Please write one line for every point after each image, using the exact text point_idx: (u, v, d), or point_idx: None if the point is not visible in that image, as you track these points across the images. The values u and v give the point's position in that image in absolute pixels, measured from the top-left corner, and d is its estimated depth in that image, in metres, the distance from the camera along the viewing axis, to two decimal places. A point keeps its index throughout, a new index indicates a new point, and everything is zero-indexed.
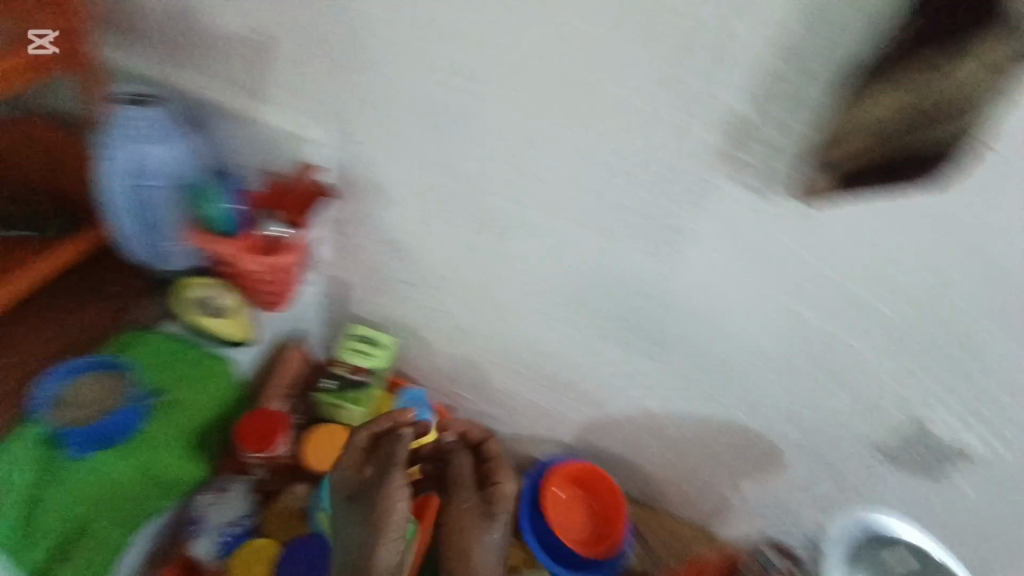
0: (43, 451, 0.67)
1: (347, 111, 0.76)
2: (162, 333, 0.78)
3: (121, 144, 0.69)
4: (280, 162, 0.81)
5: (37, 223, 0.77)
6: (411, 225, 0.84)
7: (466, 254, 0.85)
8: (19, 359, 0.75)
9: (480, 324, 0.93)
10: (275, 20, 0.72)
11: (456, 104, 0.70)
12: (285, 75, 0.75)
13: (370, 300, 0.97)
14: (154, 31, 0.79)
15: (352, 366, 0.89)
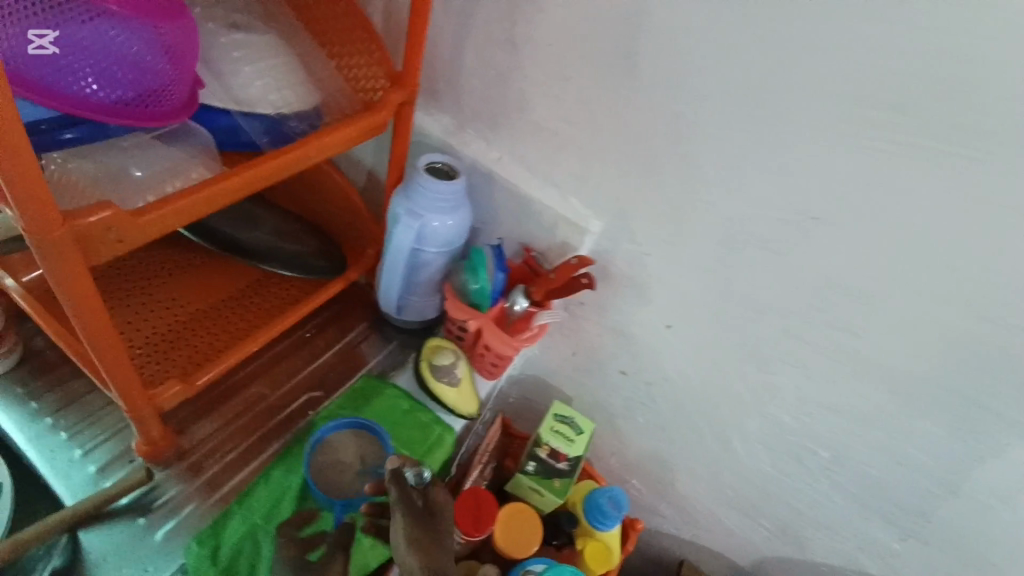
0: (295, 507, 0.62)
1: (655, 216, 0.66)
2: (395, 389, 0.76)
3: (412, 212, 0.69)
4: (551, 245, 0.75)
5: (307, 256, 0.77)
6: (656, 332, 0.78)
7: (716, 375, 0.77)
8: (261, 390, 0.74)
9: (693, 439, 0.87)
10: (604, 119, 0.63)
11: (794, 243, 0.59)
12: (593, 173, 0.68)
13: (579, 380, 0.94)
14: (455, 94, 0.72)
15: (552, 449, 0.84)
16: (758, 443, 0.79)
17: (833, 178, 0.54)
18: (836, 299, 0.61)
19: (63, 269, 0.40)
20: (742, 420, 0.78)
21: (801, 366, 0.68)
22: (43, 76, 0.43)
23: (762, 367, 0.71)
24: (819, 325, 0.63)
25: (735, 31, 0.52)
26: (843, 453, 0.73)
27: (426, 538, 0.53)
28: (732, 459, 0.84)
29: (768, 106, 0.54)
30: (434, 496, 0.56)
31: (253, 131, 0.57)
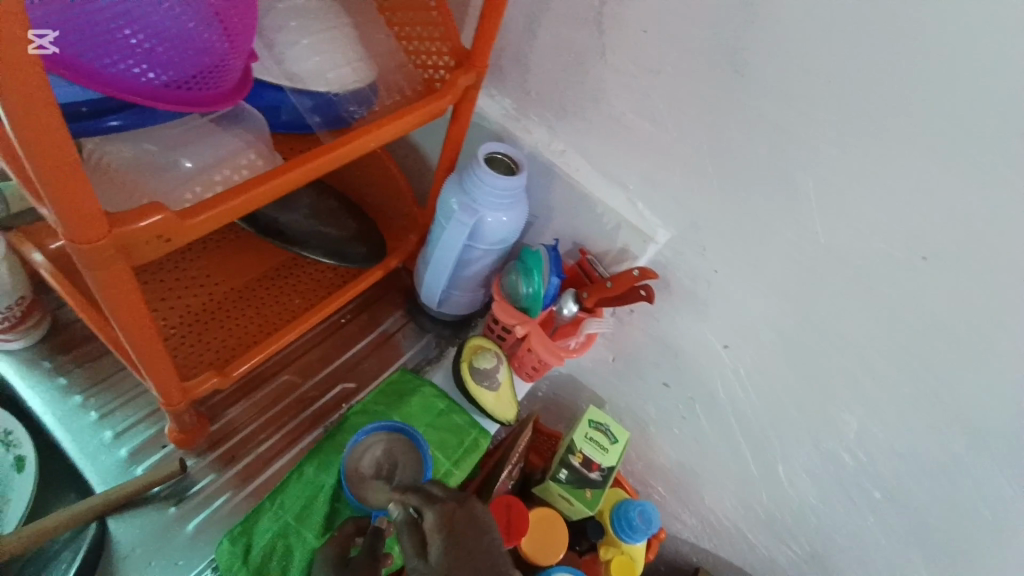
0: (328, 512, 0.58)
1: (733, 232, 0.59)
2: (432, 387, 0.70)
3: (467, 206, 0.64)
4: (607, 249, 0.69)
5: (343, 240, 0.71)
6: (710, 352, 0.69)
7: (774, 405, 0.68)
8: (292, 379, 0.72)
9: (733, 467, 0.77)
10: (693, 120, 0.56)
11: (897, 282, 0.52)
12: (668, 179, 0.61)
13: (613, 382, 0.82)
14: (523, 76, 0.66)
15: (586, 459, 0.79)
16: (809, 482, 0.71)
17: (961, 215, 0.47)
18: (936, 347, 0.53)
19: (103, 273, 0.36)
20: (793, 456, 0.70)
21: (876, 412, 0.60)
22: (83, 53, 0.35)
23: (829, 406, 0.63)
24: (910, 372, 0.56)
25: (871, 36, 0.45)
26: (908, 510, 0.65)
27: (460, 528, 0.47)
28: (777, 494, 0.75)
29: (897, 126, 0.47)
30: (447, 494, 0.50)
31: (302, 109, 0.53)
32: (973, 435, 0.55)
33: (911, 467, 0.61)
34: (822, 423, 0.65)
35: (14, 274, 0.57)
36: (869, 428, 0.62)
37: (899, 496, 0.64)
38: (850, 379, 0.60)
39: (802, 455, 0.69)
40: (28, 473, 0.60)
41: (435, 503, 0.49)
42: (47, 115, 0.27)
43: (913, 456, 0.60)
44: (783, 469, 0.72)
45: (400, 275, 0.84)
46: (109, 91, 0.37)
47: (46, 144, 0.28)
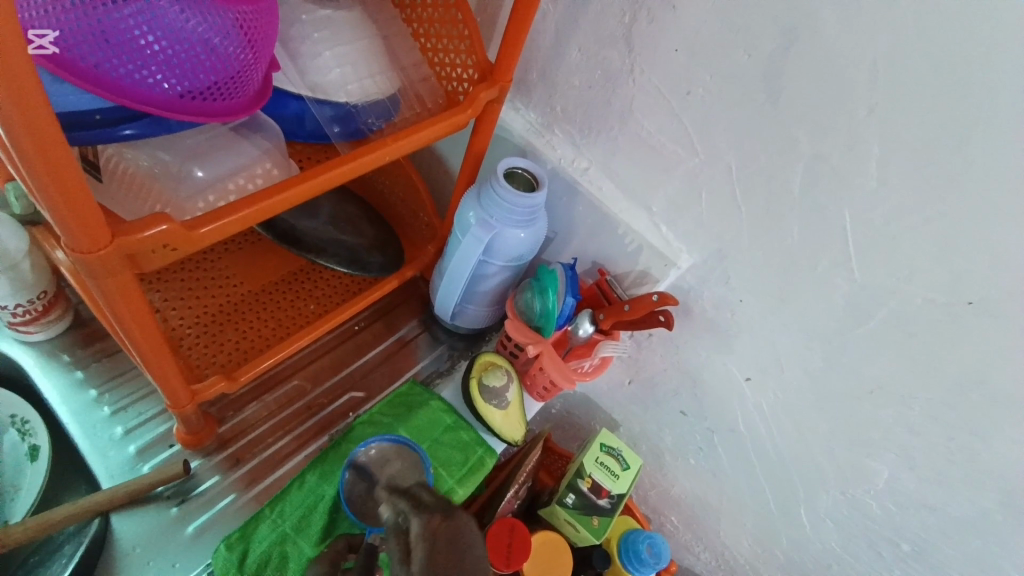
0: (326, 523, 0.57)
1: (761, 263, 0.56)
2: (440, 402, 0.69)
3: (484, 222, 0.63)
4: (628, 271, 0.67)
5: (361, 248, 0.70)
6: (730, 385, 0.66)
7: (796, 445, 0.64)
8: (302, 385, 0.72)
9: (751, 504, 0.73)
10: (723, 145, 0.53)
11: (938, 330, 0.48)
12: (695, 204, 0.58)
13: (628, 406, 0.80)
14: (549, 91, 0.64)
15: (594, 484, 0.76)
16: (832, 528, 0.67)
17: (1013, 262, 0.43)
18: (978, 401, 0.49)
19: (108, 280, 0.36)
20: (816, 499, 0.66)
21: (910, 463, 0.56)
22: (98, 62, 0.35)
23: (857, 451, 0.59)
24: (948, 425, 0.51)
25: (922, 66, 0.41)
26: (937, 567, 0.60)
27: (443, 541, 0.48)
28: (796, 537, 0.71)
29: (946, 164, 0.43)
30: (433, 504, 0.52)
31: (322, 119, 0.53)
32: (1016, 498, 0.51)
33: (945, 526, 0.57)
34: (848, 469, 0.61)
35: (38, 270, 0.59)
36: (900, 479, 0.57)
37: (930, 554, 0.60)
38: (881, 426, 0.56)
39: (825, 500, 0.65)
40: (39, 464, 0.65)
41: (422, 512, 0.51)
42: (51, 135, 0.28)
43: (947, 513, 0.56)
44: (803, 511, 0.68)
45: (418, 284, 0.83)
46: (124, 101, 0.37)
47: (45, 157, 0.28)
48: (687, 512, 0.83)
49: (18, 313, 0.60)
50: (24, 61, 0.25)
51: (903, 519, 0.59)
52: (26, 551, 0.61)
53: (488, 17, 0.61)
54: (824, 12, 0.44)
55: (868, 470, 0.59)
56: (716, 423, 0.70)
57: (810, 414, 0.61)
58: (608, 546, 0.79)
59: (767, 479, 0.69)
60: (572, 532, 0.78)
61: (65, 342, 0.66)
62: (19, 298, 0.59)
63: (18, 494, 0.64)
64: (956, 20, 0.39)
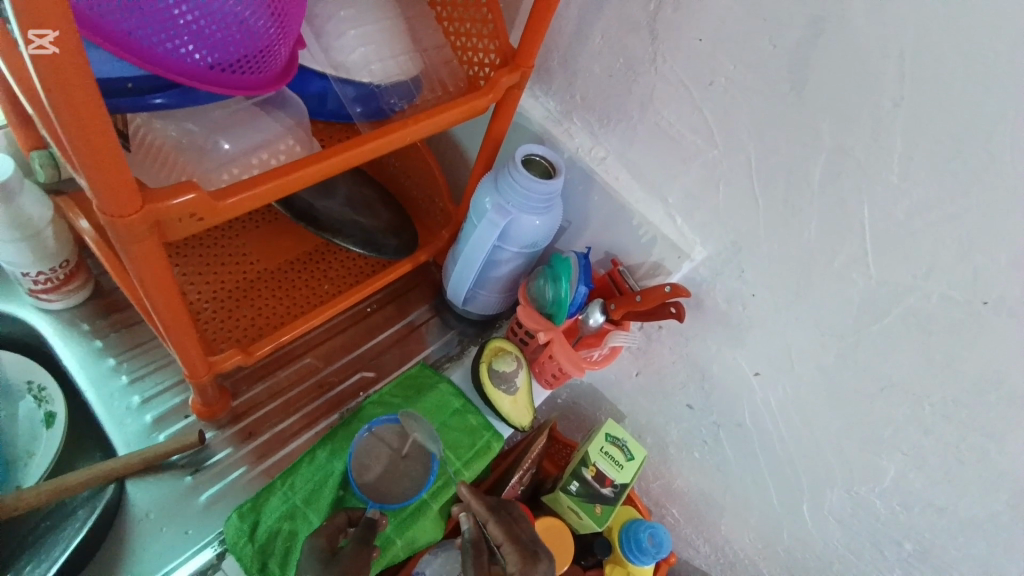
0: (334, 498, 0.58)
1: (777, 257, 0.56)
2: (450, 385, 0.70)
3: (501, 208, 0.63)
4: (641, 262, 0.67)
5: (377, 230, 0.71)
6: (740, 379, 0.66)
7: (803, 440, 0.64)
8: (315, 362, 0.73)
9: (756, 499, 0.74)
10: (744, 137, 0.53)
11: (953, 329, 0.48)
12: (712, 196, 0.58)
13: (635, 398, 0.80)
14: (569, 79, 0.64)
15: (599, 473, 0.76)
16: (836, 526, 0.67)
17: None
18: (989, 401, 0.49)
19: (137, 248, 0.37)
20: (822, 495, 0.66)
21: (918, 462, 0.56)
22: (132, 30, 0.36)
23: (866, 449, 0.59)
24: (958, 424, 0.51)
25: (949, 61, 0.41)
26: (940, 567, 0.60)
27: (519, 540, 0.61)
28: (800, 533, 0.71)
29: (969, 162, 0.43)
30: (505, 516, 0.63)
31: (344, 98, 0.54)
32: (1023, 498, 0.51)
33: (949, 525, 0.57)
34: (854, 466, 0.61)
35: (61, 239, 0.60)
36: (906, 477, 0.57)
37: (933, 553, 0.60)
38: (889, 424, 0.56)
39: (829, 497, 0.66)
40: (55, 430, 0.66)
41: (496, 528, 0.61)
42: (109, 150, 0.31)
43: (952, 514, 0.56)
44: (807, 508, 0.68)
45: (430, 269, 0.84)
46: (156, 70, 0.38)
47: (80, 117, 0.29)
48: (690, 506, 0.83)
49: (41, 280, 0.61)
50: (88, 79, 0.28)
51: (908, 518, 0.60)
52: (38, 516, 0.61)
53: (511, 2, 0.61)
54: (854, 5, 0.43)
55: (873, 468, 0.60)
56: (723, 417, 0.71)
57: (818, 410, 0.61)
58: (613, 531, 0.81)
59: (772, 476, 0.70)
60: (575, 520, 0.79)
61: (85, 313, 0.67)
62: (42, 265, 0.60)
63: (31, 460, 0.65)
64: (984, 13, 0.39)
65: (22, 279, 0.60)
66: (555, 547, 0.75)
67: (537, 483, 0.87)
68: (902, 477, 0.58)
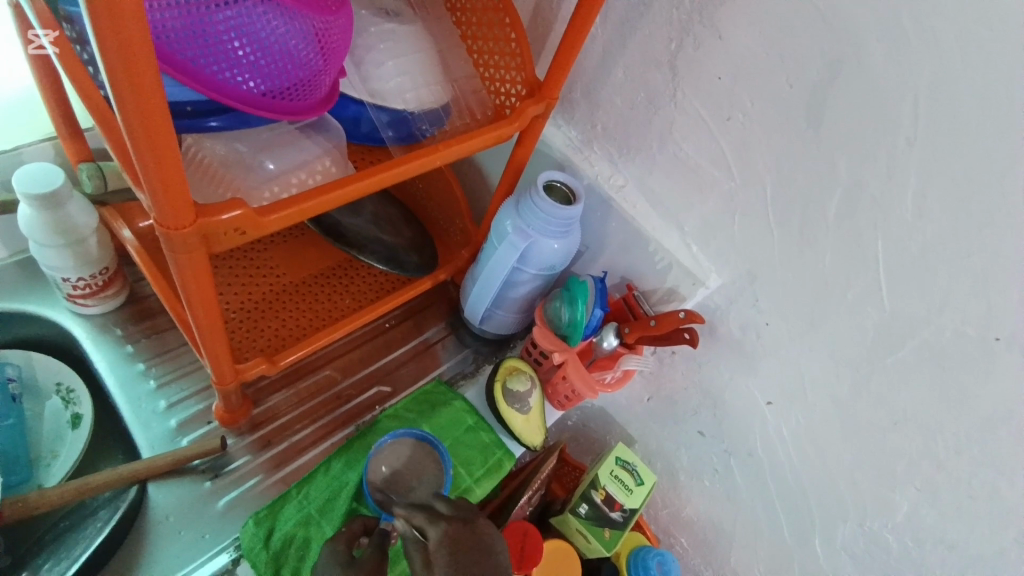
0: (348, 509, 0.59)
1: (791, 288, 0.57)
2: (464, 402, 0.71)
3: (521, 230, 0.65)
4: (656, 287, 0.68)
5: (400, 248, 0.73)
6: (753, 407, 0.66)
7: (815, 471, 0.64)
8: (333, 374, 0.75)
9: (766, 530, 0.73)
10: (760, 170, 0.55)
11: (966, 365, 0.49)
12: (728, 226, 0.60)
13: (646, 422, 0.81)
14: (591, 109, 0.67)
15: (608, 497, 0.76)
16: (848, 561, 0.66)
17: None
18: (1003, 438, 0.49)
19: (186, 260, 0.40)
20: (833, 529, 0.66)
21: (931, 496, 0.56)
22: (195, 58, 0.39)
23: (878, 482, 0.59)
24: (971, 459, 0.51)
25: (960, 104, 0.43)
26: None
27: (464, 547, 0.50)
28: (811, 568, 0.70)
29: (981, 201, 0.44)
30: (453, 513, 0.53)
31: (378, 123, 0.57)
32: None
33: (962, 565, 0.56)
34: (866, 500, 0.61)
35: (103, 247, 0.63)
36: (919, 512, 0.57)
37: None
38: (901, 457, 0.56)
39: (840, 531, 0.65)
40: (81, 430, 0.68)
41: (440, 522, 0.51)
42: (171, 160, 0.33)
43: (965, 553, 0.55)
44: (819, 542, 0.68)
45: (448, 289, 0.86)
46: (213, 94, 0.41)
47: (151, 137, 0.32)
48: (700, 537, 0.82)
49: (80, 285, 0.64)
50: (157, 98, 0.30)
51: (919, 556, 0.59)
52: (56, 516, 0.62)
53: (539, 36, 0.64)
54: (869, 49, 0.46)
55: (885, 501, 0.59)
56: (734, 445, 0.71)
57: (829, 441, 0.61)
58: (619, 557, 0.80)
59: (783, 507, 0.70)
60: (582, 543, 0.79)
61: (118, 318, 0.70)
62: (83, 271, 0.63)
63: (54, 460, 0.66)
64: (996, 60, 0.41)
65: (62, 284, 0.63)
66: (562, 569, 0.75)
67: (544, 504, 0.87)
68: (914, 512, 0.57)
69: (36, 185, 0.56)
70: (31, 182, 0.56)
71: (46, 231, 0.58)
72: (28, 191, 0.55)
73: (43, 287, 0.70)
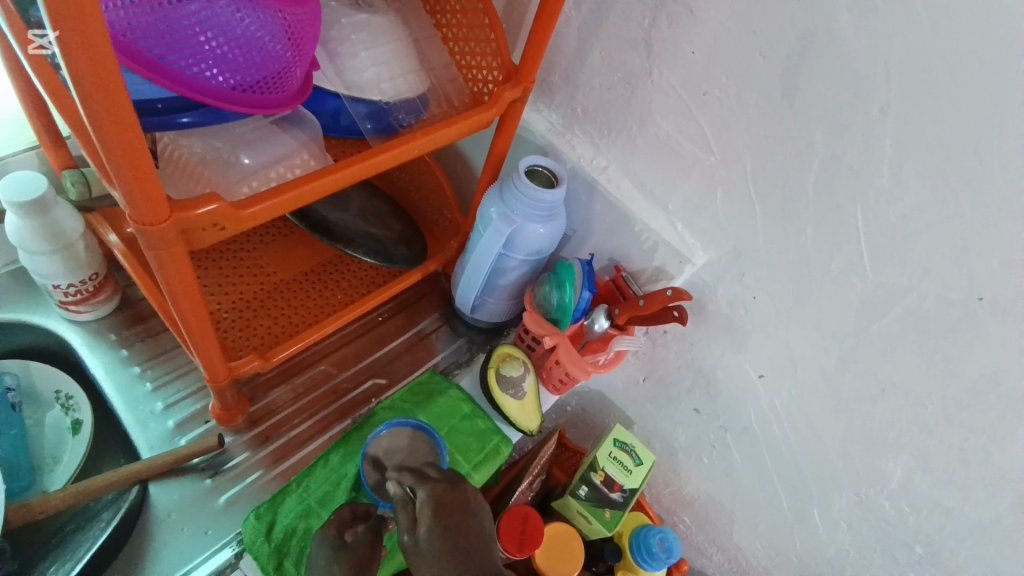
0: (347, 498, 0.61)
1: (775, 262, 0.57)
2: (458, 391, 0.72)
3: (505, 216, 0.65)
4: (644, 267, 0.68)
5: (388, 241, 0.74)
6: (746, 383, 0.67)
7: (809, 444, 0.65)
8: (328, 369, 0.76)
9: (765, 505, 0.74)
10: (740, 146, 0.55)
11: (951, 329, 0.49)
12: (710, 204, 0.60)
13: (641, 404, 0.81)
14: (571, 93, 0.67)
15: (607, 478, 0.77)
16: (846, 531, 0.67)
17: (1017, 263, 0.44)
18: (989, 401, 0.49)
19: (166, 256, 0.40)
20: (829, 500, 0.66)
21: (922, 462, 0.56)
22: (163, 54, 0.39)
23: (870, 451, 0.59)
24: (960, 423, 0.52)
25: (933, 68, 0.43)
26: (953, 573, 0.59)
27: (448, 508, 0.48)
28: (810, 540, 0.71)
29: (956, 165, 0.44)
30: (440, 477, 0.53)
31: (357, 115, 0.56)
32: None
33: (957, 529, 0.57)
34: (860, 469, 0.62)
35: (91, 252, 0.63)
36: (913, 479, 0.58)
37: (944, 557, 0.59)
38: (892, 425, 0.56)
39: (836, 501, 0.66)
40: (82, 436, 0.69)
41: (427, 482, 0.51)
42: (142, 155, 0.34)
43: (960, 516, 0.56)
44: (817, 513, 0.68)
45: (439, 280, 0.87)
46: (184, 90, 0.41)
47: (120, 133, 0.32)
48: (701, 515, 0.83)
49: (71, 291, 0.64)
50: (122, 94, 0.31)
51: (916, 522, 0.59)
52: (62, 519, 0.63)
53: (514, 22, 0.64)
54: (839, 17, 0.45)
55: (878, 469, 0.60)
56: (729, 422, 0.72)
57: (820, 412, 0.62)
58: (622, 538, 0.81)
59: (780, 481, 0.70)
60: (584, 525, 0.80)
61: (112, 323, 0.71)
62: (73, 277, 0.63)
63: (57, 465, 0.67)
64: (966, 22, 0.41)
65: (53, 291, 0.64)
66: (563, 551, 0.75)
67: (546, 488, 0.88)
68: (909, 479, 0.58)
69: (20, 193, 0.56)
70: (16, 191, 0.56)
71: (35, 238, 0.58)
72: (12, 199, 0.55)
73: (37, 296, 0.71)
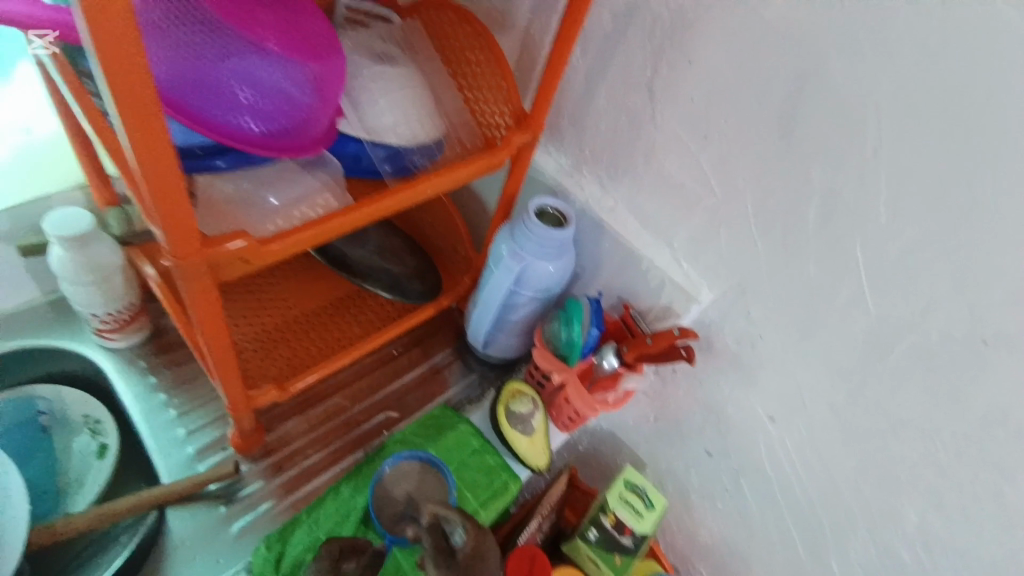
0: (355, 533, 0.62)
1: (781, 299, 0.58)
2: (469, 426, 0.72)
3: (515, 254, 0.68)
4: (652, 304, 0.69)
5: (403, 276, 0.77)
6: (756, 423, 0.66)
7: (824, 487, 0.63)
8: (342, 401, 0.77)
9: (781, 553, 0.71)
10: (741, 185, 0.57)
11: (959, 367, 0.48)
12: (714, 241, 0.61)
13: (651, 442, 0.80)
14: (579, 136, 0.70)
15: (618, 522, 0.75)
16: None
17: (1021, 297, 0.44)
18: (1002, 439, 0.48)
19: (195, 288, 0.43)
20: (848, 548, 0.63)
21: (938, 506, 0.54)
22: (201, 106, 0.44)
23: (886, 495, 0.58)
24: (974, 463, 0.50)
25: (922, 108, 0.44)
26: None
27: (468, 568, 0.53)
28: None
29: (954, 200, 0.45)
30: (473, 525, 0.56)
31: (376, 158, 0.60)
32: None
33: None
34: (877, 516, 0.59)
35: (129, 283, 0.68)
36: (928, 524, 0.55)
37: None
38: (909, 469, 0.55)
39: (855, 550, 0.63)
40: (106, 461, 0.71)
41: (462, 529, 0.55)
42: (179, 194, 0.37)
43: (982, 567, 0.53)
44: (835, 563, 0.65)
45: (452, 314, 0.89)
46: (217, 136, 0.45)
47: (160, 173, 0.36)
48: (715, 563, 0.80)
49: (106, 319, 0.68)
50: (163, 138, 0.34)
51: None
52: (81, 544, 0.65)
53: (525, 72, 0.68)
54: (829, 61, 0.47)
55: (893, 514, 0.58)
56: (742, 462, 0.70)
57: (833, 453, 0.60)
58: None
59: (796, 528, 0.68)
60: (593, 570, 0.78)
61: (141, 351, 0.74)
62: (110, 306, 0.67)
63: (80, 488, 0.70)
64: (951, 64, 0.42)
65: (91, 319, 0.68)
66: None
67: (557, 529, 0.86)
68: (925, 524, 0.55)
69: (69, 228, 0.60)
70: (64, 226, 0.60)
71: (78, 269, 0.62)
72: (61, 234, 0.60)
73: (75, 324, 0.75)
